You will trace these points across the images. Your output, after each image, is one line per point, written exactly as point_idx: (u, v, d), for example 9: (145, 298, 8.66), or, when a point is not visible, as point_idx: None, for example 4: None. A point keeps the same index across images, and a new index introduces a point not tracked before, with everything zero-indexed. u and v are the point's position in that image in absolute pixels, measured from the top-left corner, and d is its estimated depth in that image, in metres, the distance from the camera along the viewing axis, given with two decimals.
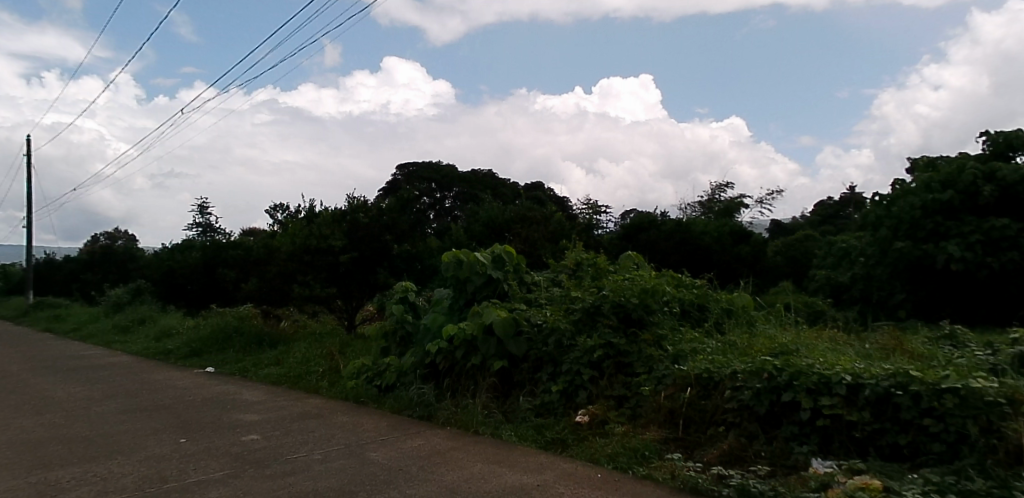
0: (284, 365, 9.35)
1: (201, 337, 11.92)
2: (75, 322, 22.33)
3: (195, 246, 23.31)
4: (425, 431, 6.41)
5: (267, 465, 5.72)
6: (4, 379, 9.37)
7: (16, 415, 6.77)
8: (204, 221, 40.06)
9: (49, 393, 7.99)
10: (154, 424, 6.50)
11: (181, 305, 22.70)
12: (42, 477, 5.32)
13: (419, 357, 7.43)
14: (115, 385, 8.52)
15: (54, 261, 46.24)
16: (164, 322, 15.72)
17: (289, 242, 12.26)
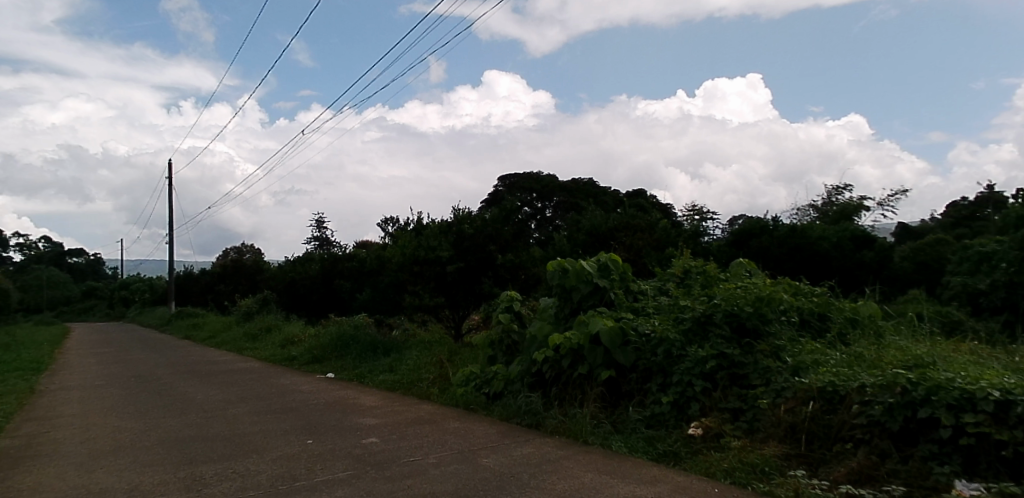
0: (397, 372, 9.73)
1: (321, 344, 12.62)
2: (212, 329, 24.39)
3: (313, 257, 24.60)
4: (534, 439, 6.45)
5: (386, 467, 5.96)
6: (153, 382, 10.36)
7: (167, 415, 7.46)
8: (321, 235, 42.72)
9: (193, 394, 8.75)
10: (283, 425, 6.94)
11: (302, 314, 23.91)
12: (190, 471, 5.83)
13: (526, 365, 7.52)
14: (249, 388, 9.19)
15: (190, 274, 50.66)
16: (288, 330, 16.84)
17: (399, 254, 12.82)
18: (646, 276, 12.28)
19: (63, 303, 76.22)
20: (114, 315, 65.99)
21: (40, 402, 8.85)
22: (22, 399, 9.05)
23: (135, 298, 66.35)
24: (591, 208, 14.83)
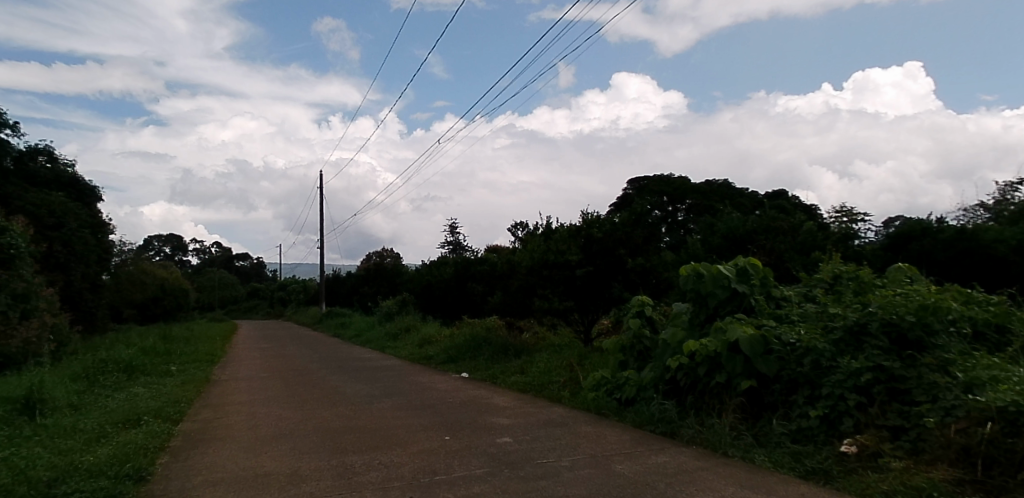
0: (528, 374, 9.89)
1: (456, 345, 13.15)
2: (357, 328, 26.20)
3: (447, 260, 25.63)
4: (668, 448, 6.30)
5: (520, 467, 6.06)
6: (306, 376, 11.27)
7: (321, 406, 8.07)
8: (453, 239, 44.49)
9: (342, 389, 9.41)
10: (422, 421, 7.27)
11: (438, 316, 25.05)
12: (341, 459, 6.26)
13: (660, 372, 7.39)
14: (391, 384, 9.74)
15: (336, 277, 54.66)
16: (425, 331, 17.69)
17: (529, 257, 13.03)
18: (790, 281, 11.54)
19: (231, 301, 85.30)
20: (274, 312, 72.88)
21: (215, 391, 9.92)
22: (200, 387, 10.21)
23: (291, 298, 72.79)
24: (727, 209, 14.27)
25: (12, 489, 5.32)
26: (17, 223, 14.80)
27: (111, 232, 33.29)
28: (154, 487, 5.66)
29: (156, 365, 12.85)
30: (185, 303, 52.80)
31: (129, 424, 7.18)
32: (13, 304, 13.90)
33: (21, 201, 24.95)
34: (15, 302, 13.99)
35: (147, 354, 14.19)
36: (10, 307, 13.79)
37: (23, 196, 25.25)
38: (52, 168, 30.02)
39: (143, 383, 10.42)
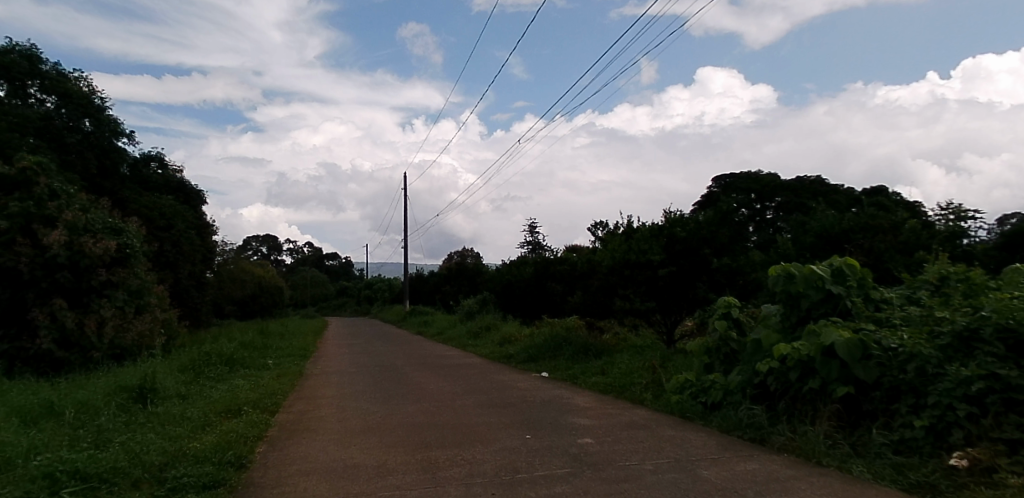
0: (609, 375, 9.80)
1: (536, 344, 13.22)
2: (441, 326, 26.86)
3: (527, 260, 25.79)
4: (758, 455, 6.07)
5: (602, 468, 6.01)
6: (392, 372, 11.64)
7: (406, 402, 8.31)
8: (533, 239, 44.79)
9: (426, 385, 9.66)
10: (504, 419, 7.35)
11: (518, 315, 25.26)
12: (426, 454, 6.41)
13: (748, 376, 7.16)
14: (473, 382, 9.90)
15: (420, 276, 56.09)
16: (505, 330, 17.87)
17: (610, 257, 12.89)
18: (890, 282, 10.96)
19: (322, 299, 89.30)
20: (362, 310, 75.77)
21: (307, 384, 10.40)
22: (294, 380, 10.74)
23: (377, 296, 75.36)
24: (820, 207, 13.72)
25: (129, 472, 5.77)
26: (133, 225, 16.03)
27: (213, 233, 35.53)
28: (253, 474, 5.99)
29: (253, 358, 13.61)
30: (281, 301, 55.70)
31: (230, 414, 7.63)
32: (129, 300, 15.07)
33: (136, 204, 27.08)
34: (130, 298, 15.15)
35: (246, 348, 15.03)
36: (127, 302, 14.94)
37: (138, 200, 27.41)
38: (163, 172, 32.38)
39: (242, 376, 11.07)
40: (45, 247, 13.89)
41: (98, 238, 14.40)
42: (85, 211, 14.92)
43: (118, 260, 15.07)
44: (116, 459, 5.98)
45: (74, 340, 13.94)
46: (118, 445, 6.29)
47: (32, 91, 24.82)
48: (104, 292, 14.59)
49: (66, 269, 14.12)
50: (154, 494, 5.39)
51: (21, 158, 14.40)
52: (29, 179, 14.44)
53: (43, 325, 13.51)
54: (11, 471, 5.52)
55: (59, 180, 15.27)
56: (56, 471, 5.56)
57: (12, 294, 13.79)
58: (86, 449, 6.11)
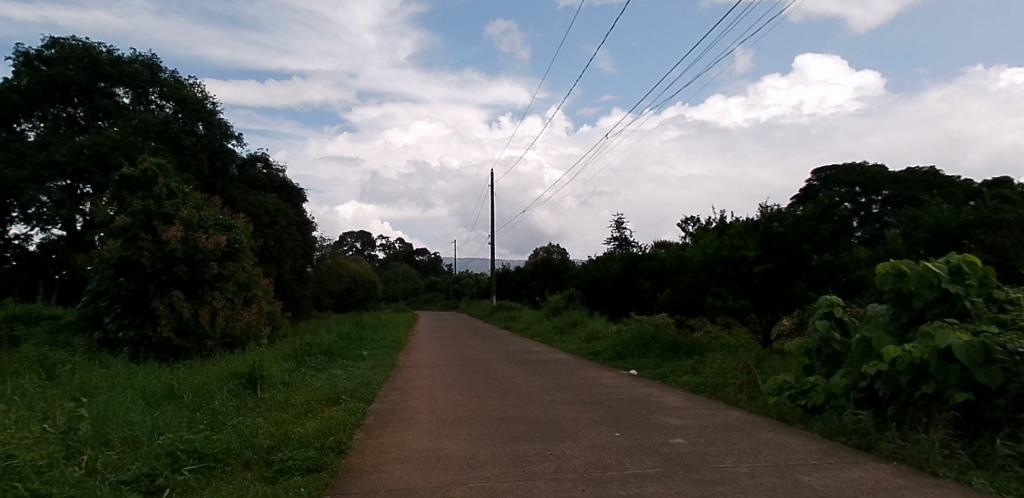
0: (701, 374, 9.56)
1: (623, 342, 13.11)
2: (528, 322, 27.08)
3: (614, 256, 25.55)
4: (864, 462, 5.75)
5: (695, 470, 5.87)
6: (481, 365, 11.84)
7: (496, 396, 8.41)
8: (621, 235, 44.32)
9: (514, 380, 9.75)
10: (593, 416, 7.31)
11: (605, 311, 25.12)
12: (515, 448, 6.45)
13: (853, 379, 6.81)
14: (561, 378, 9.90)
15: (507, 271, 56.62)
16: (593, 326, 17.80)
17: (701, 253, 12.74)
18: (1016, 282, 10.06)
19: (412, 293, 91.99)
20: (451, 305, 77.47)
21: (400, 376, 10.74)
22: (387, 371, 11.14)
23: (465, 291, 76.81)
24: (935, 200, 12.85)
25: (240, 453, 6.17)
26: (242, 221, 17.06)
27: (313, 230, 37.26)
28: (352, 459, 6.25)
29: (350, 349, 14.23)
30: (374, 295, 57.78)
31: (330, 402, 7.99)
32: (238, 292, 16.04)
33: (244, 203, 28.60)
34: (239, 290, 16.13)
35: (343, 339, 15.74)
36: (236, 294, 15.90)
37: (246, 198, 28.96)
38: (268, 172, 34.29)
39: (340, 365, 11.59)
40: (164, 242, 15.01)
41: (210, 234, 15.42)
42: (199, 208, 16.02)
43: (228, 254, 16.06)
44: (229, 440, 6.40)
45: (190, 328, 15.04)
46: (229, 428, 6.72)
47: (152, 98, 28.52)
48: (216, 284, 15.61)
49: (183, 263, 15.20)
50: (263, 475, 5.74)
51: (144, 160, 15.65)
52: (149, 179, 15.62)
53: (163, 314, 14.66)
54: (138, 448, 6.01)
55: (176, 180, 16.48)
56: (176, 450, 6.02)
57: (137, 286, 15.02)
58: (202, 430, 6.57)
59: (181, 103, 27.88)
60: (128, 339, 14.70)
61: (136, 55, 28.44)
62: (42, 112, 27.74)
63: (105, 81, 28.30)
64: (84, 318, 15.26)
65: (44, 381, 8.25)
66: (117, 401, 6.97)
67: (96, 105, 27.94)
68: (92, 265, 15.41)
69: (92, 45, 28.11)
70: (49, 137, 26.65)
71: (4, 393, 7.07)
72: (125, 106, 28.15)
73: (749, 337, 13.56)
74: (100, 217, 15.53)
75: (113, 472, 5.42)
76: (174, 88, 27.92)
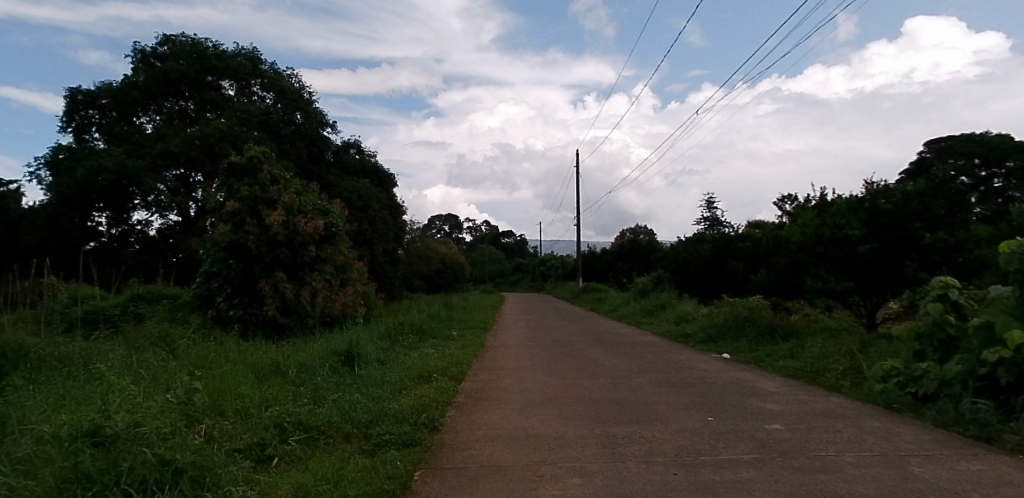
0: (800, 359, 9.19)
1: (715, 324, 12.83)
2: (615, 304, 26.90)
3: (704, 238, 24.89)
4: (984, 454, 5.34)
5: (794, 457, 5.63)
6: (569, 347, 11.86)
7: (584, 378, 8.40)
8: (712, 215, 43.02)
9: (602, 362, 9.72)
10: (684, 399, 7.17)
11: (695, 293, 24.59)
12: (604, 430, 6.43)
13: (970, 366, 6.32)
14: (651, 361, 9.76)
15: (593, 253, 56.27)
16: (682, 308, 17.47)
17: (800, 233, 12.27)
18: None
19: (498, 275, 93.28)
20: (538, 287, 78.01)
21: (489, 356, 10.94)
22: (477, 351, 11.37)
23: (551, 273, 77.09)
24: None
25: (341, 426, 6.49)
26: (337, 206, 17.85)
27: (403, 214, 38.46)
28: (445, 435, 6.44)
29: (441, 329, 14.64)
30: (462, 277, 58.96)
31: (422, 380, 8.24)
32: (335, 274, 16.80)
33: (339, 188, 29.91)
34: (336, 272, 16.90)
35: (434, 320, 16.20)
36: (333, 276, 16.65)
37: (341, 184, 30.20)
38: (361, 158, 35.70)
39: (431, 345, 11.95)
40: (268, 226, 15.89)
41: (308, 218, 16.26)
42: (299, 194, 16.92)
43: (325, 237, 16.88)
44: (330, 414, 6.73)
45: (292, 308, 15.89)
46: (331, 402, 7.08)
47: (255, 90, 30.19)
48: (315, 266, 16.45)
49: (285, 246, 16.03)
50: (362, 448, 6.01)
51: (249, 148, 16.60)
52: (255, 165, 16.55)
53: (268, 295, 15.58)
54: (250, 419, 6.44)
55: (279, 167, 17.38)
56: (284, 422, 6.40)
57: (244, 268, 15.97)
58: (306, 404, 6.94)
59: (281, 94, 29.61)
60: (237, 317, 15.70)
61: (239, 49, 30.29)
62: (157, 106, 29.84)
63: (212, 74, 30.22)
64: (198, 298, 16.31)
65: (168, 355, 8.96)
66: (230, 375, 7.47)
67: (204, 98, 29.77)
68: (205, 248, 16.56)
69: (200, 41, 30.10)
70: (164, 129, 28.63)
71: (133, 366, 7.73)
72: (229, 97, 29.90)
73: (853, 321, 12.92)
74: (211, 204, 16.63)
75: (228, 441, 5.82)
76: (274, 79, 29.60)
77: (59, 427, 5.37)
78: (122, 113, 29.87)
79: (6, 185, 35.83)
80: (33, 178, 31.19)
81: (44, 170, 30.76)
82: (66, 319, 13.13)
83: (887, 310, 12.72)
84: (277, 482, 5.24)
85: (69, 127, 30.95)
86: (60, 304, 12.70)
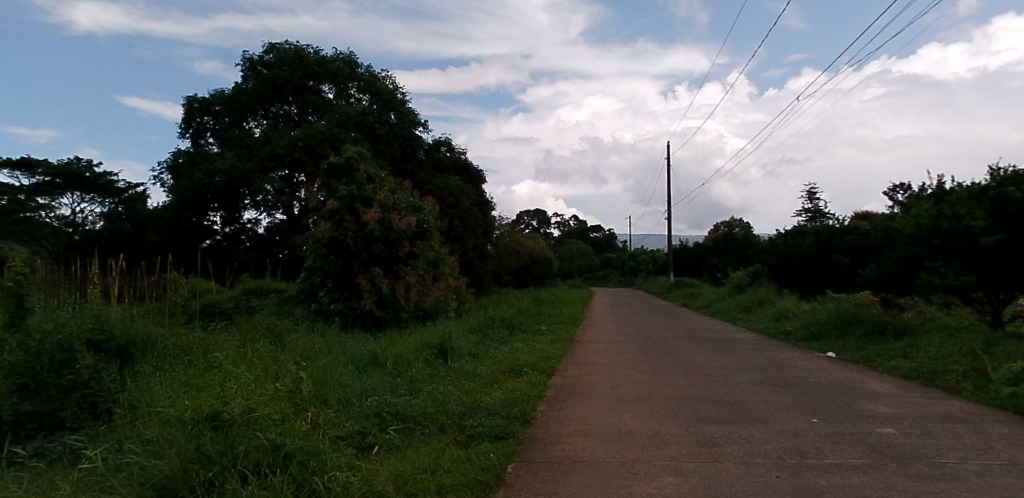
0: (914, 359, 8.59)
1: (819, 321, 12.34)
2: (710, 299, 26.08)
3: (807, 231, 23.89)
4: None
5: (910, 463, 5.26)
6: (660, 343, 11.64)
7: (676, 375, 8.22)
8: (814, 207, 40.75)
9: (696, 359, 9.48)
10: (786, 399, 6.87)
11: (795, 289, 23.73)
12: (700, 429, 6.26)
13: None
14: (749, 360, 9.41)
15: (685, 247, 54.89)
16: (782, 304, 16.72)
17: (914, 225, 11.66)
18: None
19: (587, 270, 92.68)
20: (628, 282, 77.02)
21: (579, 351, 10.91)
22: (566, 346, 11.38)
23: (642, 267, 75.80)
24: None
25: (437, 417, 6.66)
26: (430, 203, 18.36)
27: (492, 209, 38.96)
28: (537, 429, 6.48)
29: (530, 324, 14.72)
30: (550, 272, 59.03)
31: (513, 374, 8.34)
32: (427, 269, 17.27)
33: (430, 185, 30.70)
34: (428, 267, 17.37)
35: (524, 314, 16.34)
36: (426, 271, 17.12)
37: (432, 181, 31.03)
38: (451, 155, 36.51)
39: (521, 339, 12.06)
40: (365, 223, 16.55)
41: (402, 215, 16.85)
42: (393, 192, 17.53)
43: (417, 233, 17.41)
44: (426, 405, 6.93)
45: (388, 302, 16.45)
46: (426, 394, 7.28)
47: (352, 92, 31.73)
48: (408, 261, 16.99)
49: (380, 242, 16.64)
50: (457, 439, 6.15)
51: (346, 149, 17.44)
52: (351, 165, 17.38)
53: (365, 289, 16.23)
54: (352, 408, 6.73)
55: (373, 166, 18.09)
56: (382, 411, 6.65)
57: (342, 264, 16.71)
58: (403, 395, 7.18)
59: (376, 95, 30.97)
60: (338, 310, 16.42)
61: (338, 53, 31.84)
62: (264, 111, 31.71)
63: (313, 79, 31.73)
64: (302, 292, 17.20)
65: (276, 346, 9.51)
66: (332, 366, 7.84)
67: (306, 102, 31.41)
68: (308, 245, 17.45)
69: (302, 48, 31.94)
70: (271, 132, 30.34)
71: (247, 356, 8.27)
72: (329, 100, 31.36)
73: (975, 318, 11.93)
74: (313, 203, 17.52)
75: (332, 428, 6.10)
76: (370, 82, 31.10)
77: (182, 412, 5.80)
78: (234, 119, 31.83)
79: (134, 188, 38.79)
80: (156, 181, 33.94)
81: (166, 174, 33.45)
82: (187, 312, 14.23)
83: (1016, 308, 11.65)
84: (378, 469, 5.43)
85: (187, 133, 33.51)
86: (182, 298, 13.77)
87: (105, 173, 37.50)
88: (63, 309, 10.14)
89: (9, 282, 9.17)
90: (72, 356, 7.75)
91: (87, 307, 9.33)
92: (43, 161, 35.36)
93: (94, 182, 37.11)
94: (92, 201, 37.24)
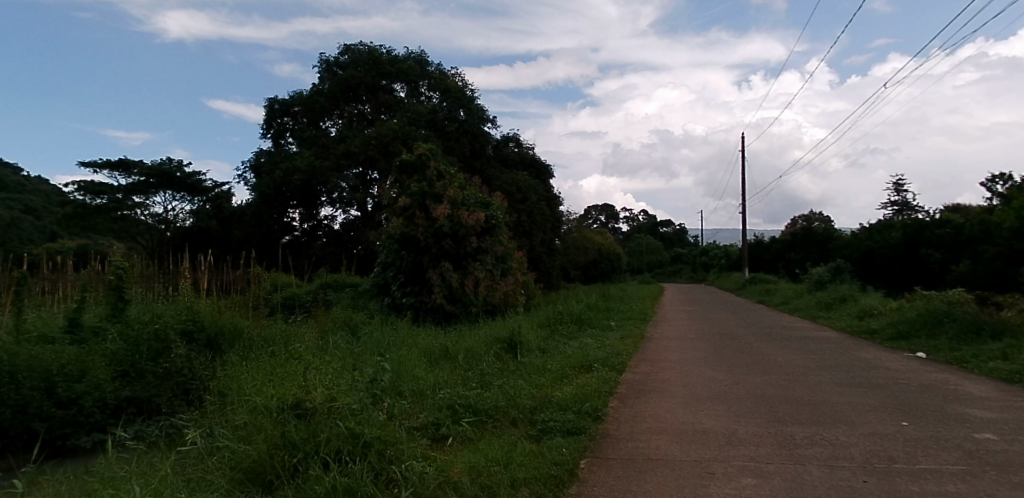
0: (1016, 361, 8.04)
1: (908, 320, 11.76)
2: (787, 296, 25.23)
3: (895, 225, 22.85)
4: None
5: (1013, 472, 4.94)
6: (735, 341, 11.35)
7: (752, 374, 8.00)
8: (901, 199, 38.72)
9: (773, 358, 9.20)
10: (872, 401, 6.58)
11: (881, 286, 22.74)
12: (779, 429, 6.07)
13: None
14: (830, 359, 9.06)
15: (760, 242, 53.28)
16: (867, 301, 16.02)
17: (1016, 219, 12.62)
18: None
19: (657, 265, 91.34)
20: (700, 278, 75.45)
21: (649, 347, 10.79)
22: (637, 342, 11.27)
23: (715, 262, 74.05)
24: None
25: (509, 411, 6.72)
26: (498, 198, 18.50)
27: (558, 204, 38.82)
28: (609, 426, 6.44)
29: (599, 319, 14.63)
30: (618, 266, 58.68)
31: (584, 369, 8.32)
32: (496, 264, 17.48)
33: (499, 181, 30.82)
34: (497, 262, 17.58)
35: (593, 310, 16.30)
36: (494, 266, 17.37)
37: (500, 177, 31.15)
38: (519, 151, 36.68)
39: (591, 334, 12.04)
40: (435, 219, 16.82)
41: (470, 211, 17.05)
42: (462, 188, 17.76)
43: (486, 229, 17.59)
44: (497, 399, 6.99)
45: (458, 296, 16.70)
46: (497, 387, 7.35)
47: (423, 90, 32.44)
48: (477, 256, 17.22)
49: (449, 238, 16.80)
50: (529, 433, 6.18)
51: (418, 146, 17.78)
52: (422, 162, 17.72)
53: (436, 283, 16.49)
54: (425, 400, 6.86)
55: (444, 163, 18.41)
56: (455, 403, 6.75)
57: (413, 259, 17.05)
58: (475, 388, 7.28)
59: (446, 93, 31.48)
60: (410, 304, 16.74)
61: (409, 53, 32.54)
62: (340, 111, 32.71)
63: (386, 79, 32.48)
64: (375, 286, 17.67)
65: (352, 339, 9.84)
66: (407, 358, 8.02)
67: (380, 101, 32.18)
68: (381, 241, 17.91)
69: (375, 49, 32.76)
70: (346, 132, 31.26)
71: (327, 348, 8.57)
72: (402, 99, 32.07)
73: None
74: (386, 199, 18.00)
75: (407, 419, 6.23)
76: (439, 79, 31.54)
77: (267, 400, 6.08)
78: (312, 119, 32.91)
79: (221, 187, 40.42)
80: (240, 181, 35.49)
81: (250, 174, 34.91)
82: (269, 304, 14.89)
83: None
84: (452, 460, 5.52)
85: (268, 133, 34.94)
86: (265, 291, 14.44)
87: (196, 172, 39.33)
88: (163, 300, 10.78)
89: (111, 275, 9.85)
90: (167, 345, 8.29)
91: (182, 299, 9.89)
92: (138, 161, 37.52)
93: (185, 181, 38.81)
94: (183, 199, 39.13)
